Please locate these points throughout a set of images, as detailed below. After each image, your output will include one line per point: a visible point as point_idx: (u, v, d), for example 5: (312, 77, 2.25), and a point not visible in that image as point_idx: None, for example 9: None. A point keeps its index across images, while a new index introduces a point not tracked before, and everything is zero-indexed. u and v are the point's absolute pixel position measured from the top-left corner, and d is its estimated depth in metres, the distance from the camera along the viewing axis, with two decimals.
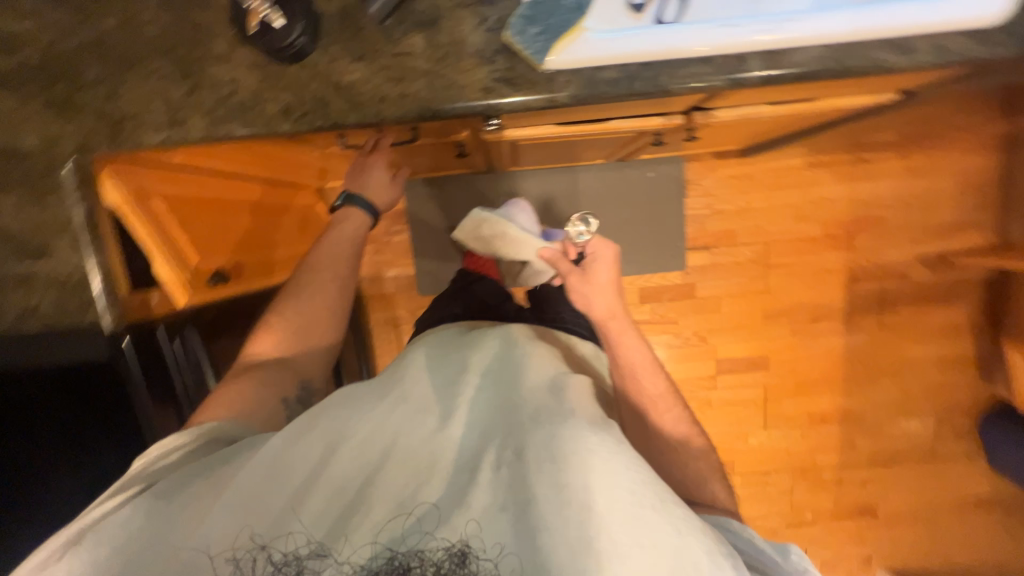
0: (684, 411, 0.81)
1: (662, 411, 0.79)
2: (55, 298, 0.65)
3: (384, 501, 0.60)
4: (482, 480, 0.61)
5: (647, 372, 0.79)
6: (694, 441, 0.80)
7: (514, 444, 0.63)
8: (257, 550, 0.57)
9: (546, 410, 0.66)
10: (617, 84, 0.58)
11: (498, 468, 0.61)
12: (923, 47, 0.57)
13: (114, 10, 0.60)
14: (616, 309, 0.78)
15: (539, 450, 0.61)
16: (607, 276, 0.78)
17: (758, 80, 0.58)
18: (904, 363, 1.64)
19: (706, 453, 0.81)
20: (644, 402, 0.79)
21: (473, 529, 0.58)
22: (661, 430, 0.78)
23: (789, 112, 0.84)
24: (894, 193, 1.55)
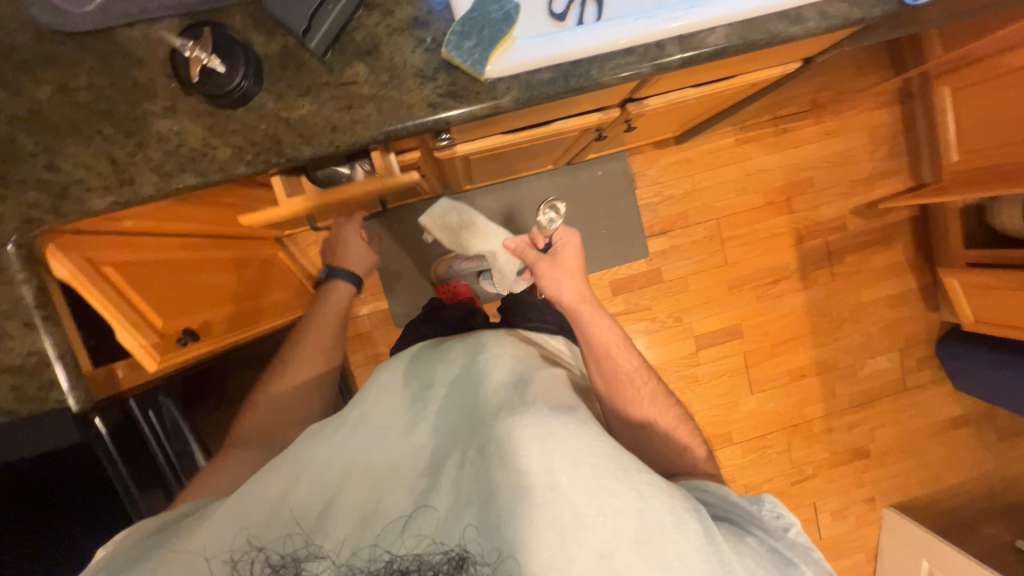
0: (657, 386, 0.85)
1: (639, 385, 0.82)
2: (12, 388, 0.60)
3: (350, 518, 0.56)
4: (451, 481, 0.57)
5: (618, 349, 0.83)
6: (670, 414, 0.83)
7: (479, 440, 0.59)
8: (248, 556, 0.54)
9: (509, 398, 0.62)
10: (555, 82, 0.62)
11: (466, 466, 0.57)
12: (811, 15, 0.65)
13: (41, 81, 0.59)
14: (585, 292, 0.83)
15: (504, 440, 0.57)
16: (573, 261, 0.84)
17: (677, 62, 0.64)
18: (861, 307, 1.76)
19: (682, 424, 0.84)
20: (621, 380, 0.81)
21: (443, 535, 0.54)
22: (640, 405, 0.81)
23: (711, 92, 0.92)
24: (818, 155, 1.69)
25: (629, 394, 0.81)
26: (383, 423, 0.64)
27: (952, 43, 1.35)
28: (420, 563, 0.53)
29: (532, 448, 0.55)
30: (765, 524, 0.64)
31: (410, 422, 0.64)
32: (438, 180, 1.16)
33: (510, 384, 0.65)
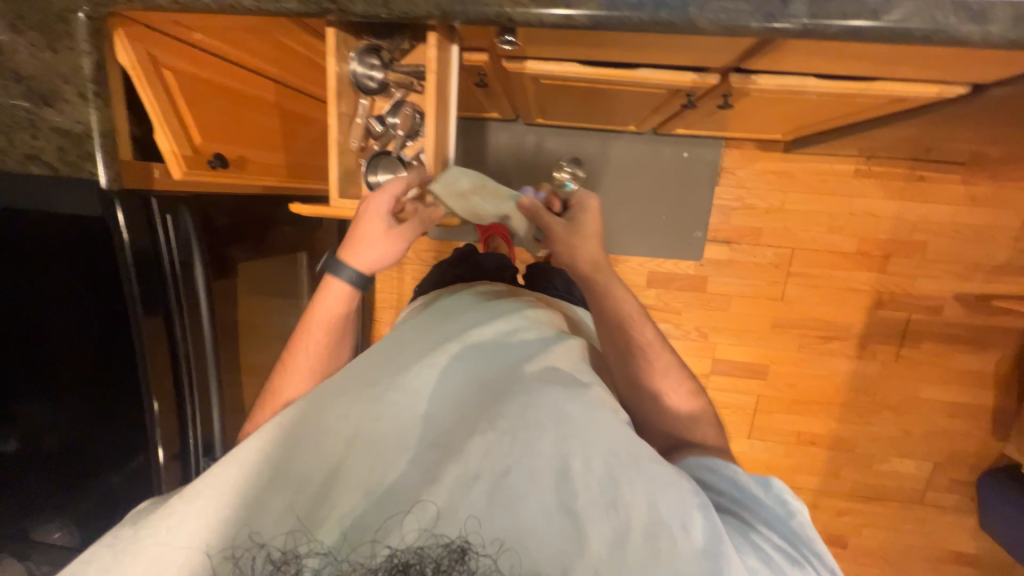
0: (670, 355, 0.79)
1: (650, 358, 0.77)
2: (57, 149, 0.66)
3: (356, 489, 0.53)
4: (462, 454, 0.54)
5: (631, 319, 0.78)
6: (682, 386, 0.78)
7: (492, 413, 0.58)
8: (257, 547, 0.49)
9: (519, 371, 0.65)
10: (643, 7, 0.53)
11: (479, 438, 0.55)
12: (1002, 16, 0.49)
13: None
14: (602, 261, 0.77)
15: (515, 417, 0.57)
16: (594, 226, 0.77)
17: (798, 28, 0.52)
18: (913, 402, 1.55)
19: (694, 399, 0.78)
20: (632, 349, 0.77)
21: (452, 518, 0.50)
22: (651, 379, 0.77)
23: (837, 91, 0.77)
24: (946, 220, 1.42)
25: (639, 365, 0.77)
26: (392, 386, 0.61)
27: None
28: (418, 557, 0.48)
29: (545, 428, 0.56)
30: (766, 515, 0.58)
31: (418, 383, 0.62)
32: (507, 100, 1.11)
33: (523, 355, 0.69)
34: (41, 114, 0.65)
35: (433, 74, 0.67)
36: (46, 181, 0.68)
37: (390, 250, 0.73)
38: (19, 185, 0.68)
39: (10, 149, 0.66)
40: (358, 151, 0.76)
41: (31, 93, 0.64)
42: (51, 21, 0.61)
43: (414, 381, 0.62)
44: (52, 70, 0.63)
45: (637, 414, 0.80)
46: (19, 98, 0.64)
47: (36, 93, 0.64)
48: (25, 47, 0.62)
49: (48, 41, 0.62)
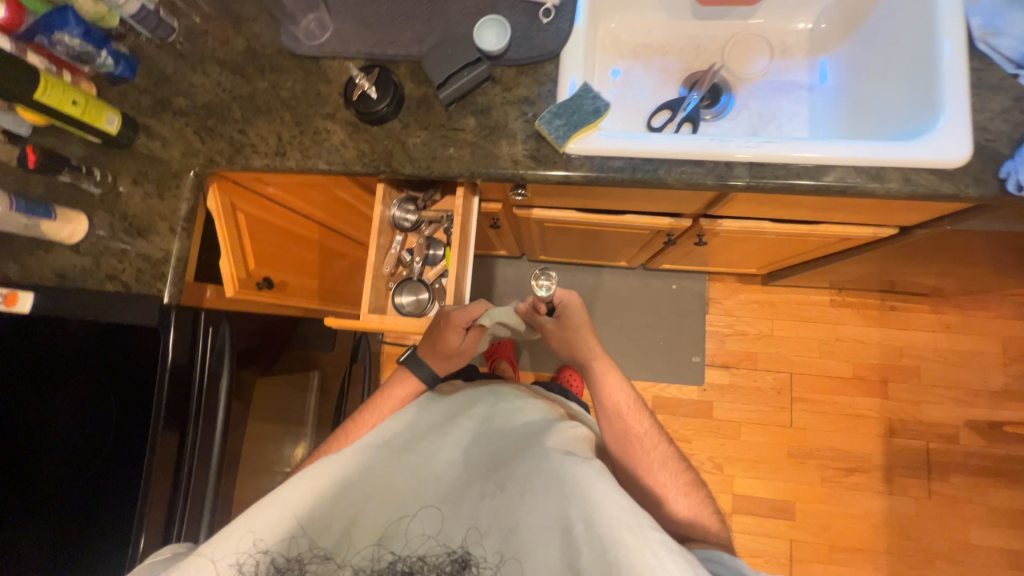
0: (665, 445, 0.77)
1: (648, 449, 0.76)
2: (136, 270, 0.79)
3: (376, 523, 0.54)
4: (475, 508, 0.55)
5: (627, 410, 0.79)
6: (680, 478, 0.74)
7: (501, 477, 0.58)
8: (260, 554, 0.48)
9: (533, 440, 0.62)
10: (623, 170, 0.71)
11: (491, 497, 0.55)
12: (895, 176, 0.67)
13: (264, 77, 0.80)
14: (596, 349, 0.82)
15: (524, 479, 0.56)
16: (580, 317, 0.83)
17: (743, 183, 0.69)
18: (965, 550, 1.39)
19: (695, 492, 0.73)
20: (629, 440, 0.76)
21: (463, 541, 0.53)
22: (648, 466, 0.74)
23: (791, 233, 0.93)
24: (930, 347, 1.50)
25: (634, 454, 0.75)
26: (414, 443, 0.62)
27: None
28: (422, 564, 0.52)
29: (549, 490, 0.53)
30: None
31: (439, 442, 0.63)
32: (515, 239, 1.30)
33: (538, 428, 0.66)
34: (132, 245, 0.80)
35: (462, 221, 0.82)
36: (115, 296, 0.78)
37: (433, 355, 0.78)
38: (84, 303, 0.77)
39: (95, 271, 0.79)
40: (389, 276, 0.89)
41: (132, 228, 0.80)
42: (166, 179, 0.81)
43: (437, 444, 0.62)
44: (156, 211, 0.81)
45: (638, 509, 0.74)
46: (120, 232, 0.80)
47: (134, 229, 0.80)
48: (140, 196, 0.81)
49: (160, 191, 0.81)
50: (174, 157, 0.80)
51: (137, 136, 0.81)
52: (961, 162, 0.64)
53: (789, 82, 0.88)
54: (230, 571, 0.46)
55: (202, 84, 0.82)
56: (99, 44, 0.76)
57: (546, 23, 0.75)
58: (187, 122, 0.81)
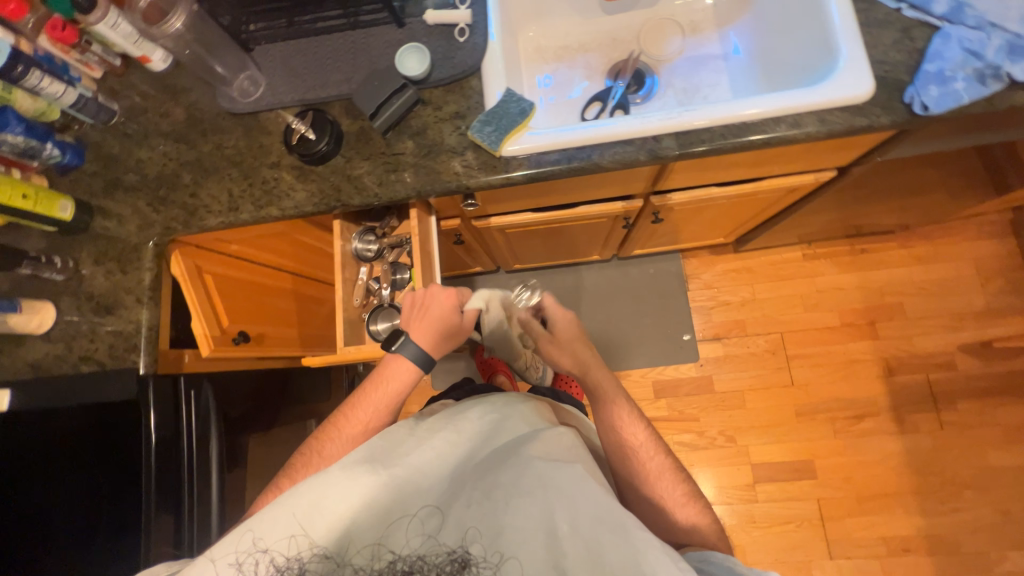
0: (666, 454, 0.77)
1: (643, 459, 0.76)
2: (109, 346, 0.80)
3: (368, 529, 0.52)
4: (466, 512, 0.53)
5: (622, 422, 0.79)
6: (676, 488, 0.74)
7: (489, 482, 0.56)
8: (260, 553, 0.50)
9: (520, 446, 0.62)
10: (559, 162, 0.74)
11: (478, 503, 0.54)
12: (810, 121, 0.70)
13: (207, 139, 0.83)
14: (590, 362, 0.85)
15: (511, 485, 0.55)
16: (571, 330, 0.88)
17: (675, 153, 0.72)
18: (989, 474, 1.38)
19: (691, 502, 0.73)
20: (624, 452, 0.78)
21: (462, 541, 0.51)
22: (643, 475, 0.75)
23: (738, 194, 0.96)
24: (908, 281, 1.53)
25: (629, 465, 0.76)
26: (402, 452, 0.60)
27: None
28: (422, 563, 0.51)
29: (533, 495, 0.53)
30: None
31: (427, 451, 0.60)
32: (484, 252, 1.32)
33: (525, 432, 0.65)
34: (101, 323, 0.81)
35: (419, 239, 0.85)
36: (90, 376, 0.78)
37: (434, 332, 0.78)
38: (59, 388, 0.77)
39: (69, 355, 0.80)
40: (360, 307, 0.90)
41: (99, 306, 0.81)
42: (126, 253, 0.83)
43: (425, 453, 0.60)
44: (121, 286, 0.82)
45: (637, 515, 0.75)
46: (88, 314, 0.81)
47: (101, 307, 0.81)
48: (103, 275, 0.82)
49: (122, 266, 0.82)
50: (130, 231, 0.82)
51: (92, 219, 0.83)
52: (866, 96, 0.68)
53: (705, 56, 0.93)
54: (231, 570, 0.49)
55: (148, 157, 0.84)
56: (43, 138, 0.78)
57: (463, 43, 0.80)
58: (138, 195, 0.83)
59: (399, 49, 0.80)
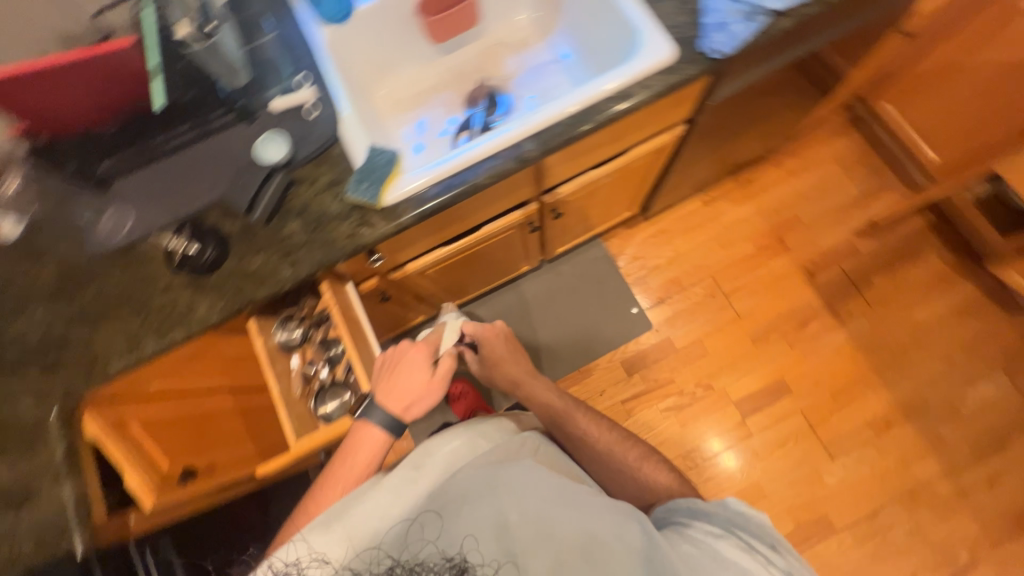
0: (611, 428, 0.87)
1: (595, 440, 0.84)
2: (35, 541, 0.71)
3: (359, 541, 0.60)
4: (445, 520, 0.58)
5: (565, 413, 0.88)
6: (631, 452, 0.83)
7: (466, 489, 0.60)
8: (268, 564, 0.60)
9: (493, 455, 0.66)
10: (440, 194, 0.78)
11: (455, 510, 0.59)
12: (635, 91, 0.79)
13: (86, 288, 0.79)
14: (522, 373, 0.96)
15: (483, 491, 0.59)
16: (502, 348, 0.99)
17: (537, 152, 0.79)
18: (923, 330, 1.54)
19: (646, 462, 0.82)
20: (578, 441, 0.85)
21: (458, 544, 0.55)
22: (601, 455, 0.83)
23: (615, 169, 1.05)
24: (794, 194, 1.70)
25: (585, 451, 0.84)
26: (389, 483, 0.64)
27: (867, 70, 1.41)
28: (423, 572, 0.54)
29: (499, 494, 0.58)
30: (730, 530, 0.61)
31: (409, 479, 0.64)
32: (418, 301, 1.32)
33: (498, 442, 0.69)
34: (20, 519, 0.72)
35: (341, 311, 0.85)
36: None
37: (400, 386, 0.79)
38: None
39: None
40: (303, 398, 0.87)
41: (12, 502, 0.73)
42: (29, 435, 0.75)
43: (408, 481, 0.64)
44: (32, 471, 0.74)
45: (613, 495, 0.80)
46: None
47: (15, 502, 0.73)
48: (8, 468, 0.74)
49: (27, 450, 0.75)
50: (26, 409, 0.76)
51: None
52: (671, 57, 0.79)
53: (540, 65, 1.03)
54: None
55: (24, 328, 0.79)
56: None
57: (316, 118, 0.83)
58: (27, 369, 0.77)
59: (256, 141, 0.81)
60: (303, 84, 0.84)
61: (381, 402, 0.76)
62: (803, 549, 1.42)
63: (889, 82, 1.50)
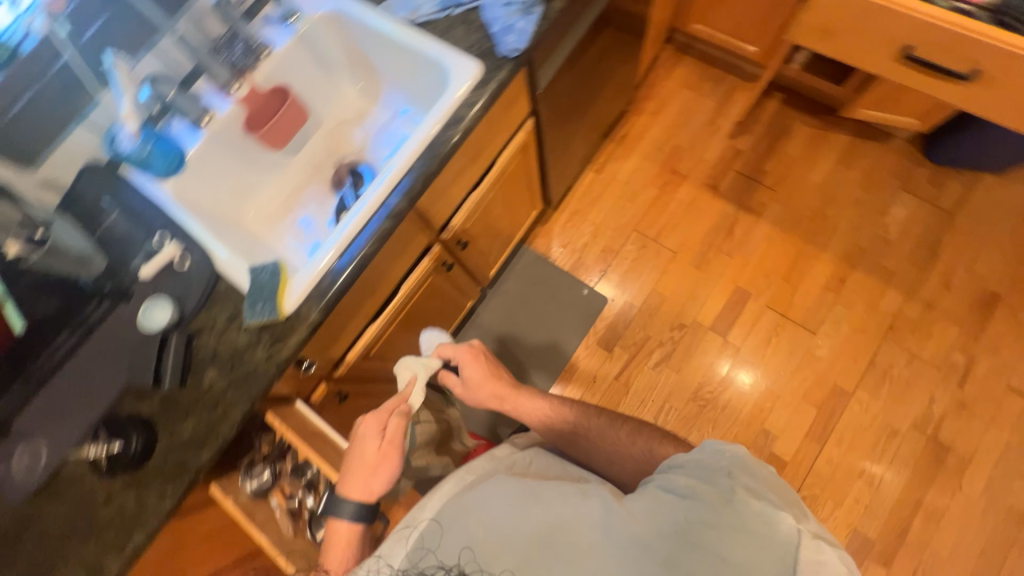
0: (598, 413, 0.89)
1: (585, 429, 0.87)
2: None
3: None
4: (446, 536, 0.67)
5: (550, 413, 0.91)
6: (622, 429, 0.86)
7: (462, 509, 0.69)
8: None
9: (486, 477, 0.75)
10: (335, 280, 0.79)
11: (454, 528, 0.67)
12: (464, 112, 0.85)
13: (16, 544, 0.72)
14: (500, 390, 0.95)
15: (478, 507, 0.69)
16: (477, 370, 0.97)
17: (405, 202, 0.82)
18: (825, 188, 1.67)
19: (639, 434, 0.85)
20: (569, 435, 0.87)
21: (457, 557, 0.65)
22: (595, 441, 0.86)
23: (492, 182, 1.09)
24: (666, 128, 1.82)
25: (579, 442, 0.86)
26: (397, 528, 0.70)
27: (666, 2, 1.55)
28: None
29: (492, 507, 0.68)
30: (705, 470, 0.65)
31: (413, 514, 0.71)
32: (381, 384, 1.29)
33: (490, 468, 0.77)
34: None
35: (295, 435, 0.83)
36: None
37: (359, 472, 0.77)
38: None
39: None
40: (297, 532, 0.86)
41: None
42: None
43: (413, 515, 0.71)
44: None
45: (615, 471, 0.84)
46: None
47: None
48: None
49: None
50: None
51: None
52: (479, 72, 0.85)
53: (384, 125, 1.06)
54: None
55: None
56: None
57: (190, 267, 0.82)
58: None
59: (139, 313, 0.79)
60: (164, 242, 0.84)
61: (346, 493, 0.76)
62: (834, 424, 1.47)
63: (688, 5, 1.66)
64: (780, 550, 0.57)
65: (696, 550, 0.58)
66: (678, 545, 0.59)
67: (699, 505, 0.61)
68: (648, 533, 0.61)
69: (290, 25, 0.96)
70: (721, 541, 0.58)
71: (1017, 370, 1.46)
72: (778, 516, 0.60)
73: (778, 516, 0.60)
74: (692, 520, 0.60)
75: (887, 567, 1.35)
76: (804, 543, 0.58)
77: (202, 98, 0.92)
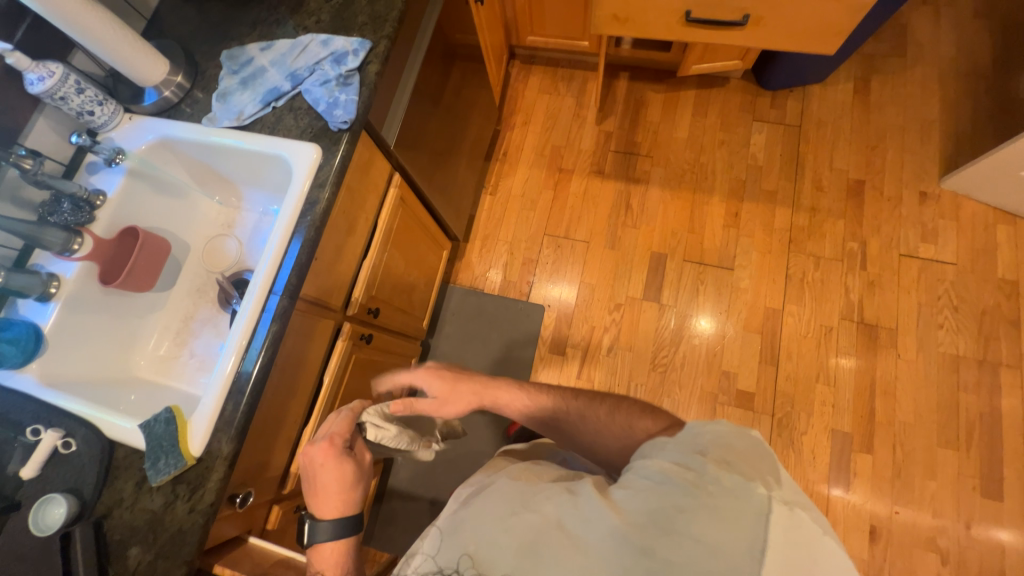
0: (577, 394, 0.80)
1: (565, 413, 0.79)
2: None
3: None
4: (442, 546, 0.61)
5: (532, 402, 0.81)
6: (601, 409, 0.77)
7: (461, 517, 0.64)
8: None
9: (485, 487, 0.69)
10: (237, 403, 0.76)
11: (450, 536, 0.62)
12: (317, 193, 0.85)
13: None
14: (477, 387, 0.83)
15: (475, 514, 0.63)
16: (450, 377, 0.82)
17: (287, 300, 0.81)
18: (693, 140, 1.82)
19: (618, 410, 0.77)
20: (551, 424, 0.80)
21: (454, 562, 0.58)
22: (578, 423, 0.77)
23: (380, 243, 1.10)
24: (539, 133, 1.91)
25: (562, 427, 0.79)
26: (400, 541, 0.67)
27: (494, 28, 1.65)
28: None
29: (490, 511, 0.62)
30: (684, 445, 0.62)
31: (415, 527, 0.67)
32: None
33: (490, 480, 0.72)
34: None
35: None
36: None
37: (331, 494, 0.72)
38: None
39: None
40: None
41: None
42: None
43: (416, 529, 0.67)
44: None
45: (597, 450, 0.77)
46: None
47: None
48: None
49: None
50: None
51: None
52: (318, 154, 0.87)
53: (254, 225, 1.03)
54: None
55: None
56: None
57: (77, 449, 0.75)
58: None
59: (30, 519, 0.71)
60: (40, 434, 0.76)
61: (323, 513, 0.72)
62: (778, 342, 1.56)
63: (516, 23, 1.77)
64: (752, 522, 0.53)
65: (674, 536, 0.54)
66: (658, 533, 0.54)
67: (673, 489, 0.57)
68: (633, 525, 0.56)
69: (118, 164, 0.92)
70: (699, 523, 0.54)
71: (901, 238, 1.63)
72: (749, 486, 0.56)
73: (750, 488, 0.56)
74: (667, 505, 0.56)
75: (870, 451, 1.44)
76: (775, 511, 0.54)
77: (44, 267, 0.87)
